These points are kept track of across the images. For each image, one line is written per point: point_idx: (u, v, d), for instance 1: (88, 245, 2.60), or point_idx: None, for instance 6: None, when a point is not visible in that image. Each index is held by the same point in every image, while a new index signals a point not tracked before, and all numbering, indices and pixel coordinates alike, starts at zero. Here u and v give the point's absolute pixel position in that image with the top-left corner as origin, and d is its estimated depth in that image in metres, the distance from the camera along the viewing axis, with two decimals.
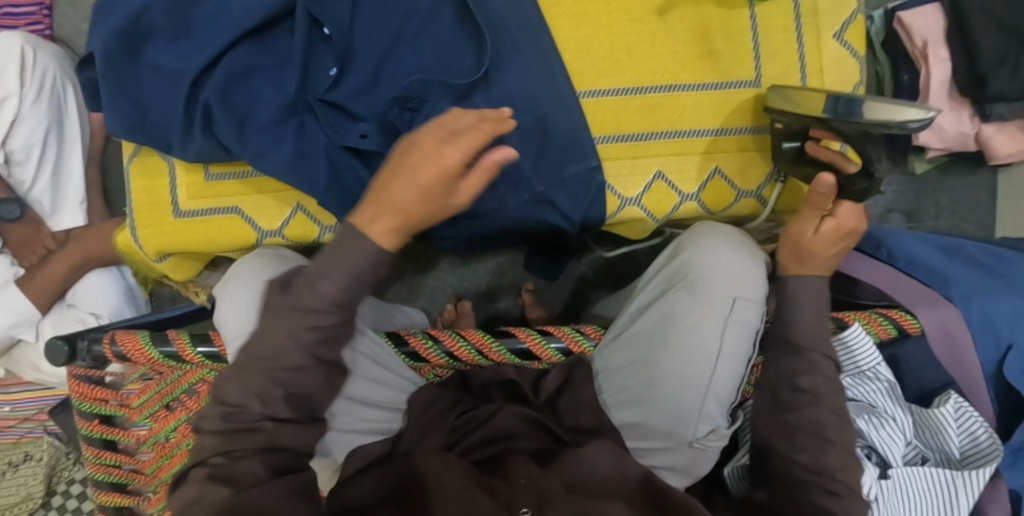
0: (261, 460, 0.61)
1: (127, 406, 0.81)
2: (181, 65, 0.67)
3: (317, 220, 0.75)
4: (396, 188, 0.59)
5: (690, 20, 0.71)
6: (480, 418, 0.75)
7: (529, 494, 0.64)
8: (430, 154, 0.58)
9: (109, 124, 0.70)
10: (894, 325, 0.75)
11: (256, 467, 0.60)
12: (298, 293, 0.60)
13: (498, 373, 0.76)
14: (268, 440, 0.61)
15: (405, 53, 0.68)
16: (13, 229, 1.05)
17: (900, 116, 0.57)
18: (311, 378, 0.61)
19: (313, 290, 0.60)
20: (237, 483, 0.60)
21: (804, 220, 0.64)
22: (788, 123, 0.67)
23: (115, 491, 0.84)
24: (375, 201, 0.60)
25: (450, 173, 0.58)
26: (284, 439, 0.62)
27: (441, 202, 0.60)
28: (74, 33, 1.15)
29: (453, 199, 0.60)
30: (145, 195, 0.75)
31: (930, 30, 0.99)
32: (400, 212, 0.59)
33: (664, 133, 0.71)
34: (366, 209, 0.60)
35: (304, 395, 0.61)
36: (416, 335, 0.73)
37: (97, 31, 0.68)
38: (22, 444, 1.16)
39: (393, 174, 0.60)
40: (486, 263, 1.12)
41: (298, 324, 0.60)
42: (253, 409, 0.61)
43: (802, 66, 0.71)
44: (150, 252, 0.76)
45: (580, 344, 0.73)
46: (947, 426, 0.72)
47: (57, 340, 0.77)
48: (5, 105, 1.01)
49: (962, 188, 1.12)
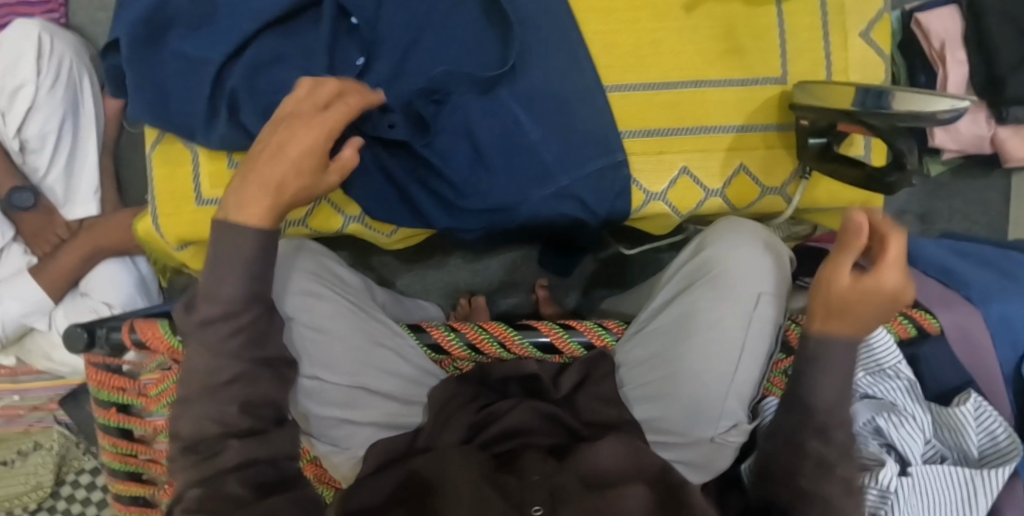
0: (238, 477, 0.59)
1: (144, 395, 0.81)
2: (206, 53, 0.67)
3: (340, 210, 0.75)
4: (267, 164, 0.59)
5: (717, 16, 0.71)
6: (497, 413, 0.73)
7: (541, 492, 0.64)
8: (301, 125, 0.59)
9: (133, 111, 0.70)
10: (913, 325, 0.76)
11: (233, 486, 0.58)
12: (200, 311, 0.59)
13: (519, 366, 0.74)
14: (237, 455, 0.59)
15: (431, 43, 0.68)
16: (26, 218, 1.05)
17: (933, 106, 0.57)
18: (261, 385, 0.60)
19: (218, 291, 0.58)
20: (217, 507, 0.57)
21: (835, 269, 0.59)
22: (815, 119, 0.67)
23: (131, 479, 0.84)
24: (244, 183, 0.59)
25: (320, 152, 0.60)
26: (256, 451, 0.60)
27: (316, 178, 0.61)
28: (90, 21, 1.14)
29: (326, 178, 0.61)
30: (165, 183, 0.74)
31: (947, 31, 0.99)
32: (273, 186, 0.59)
33: (689, 129, 0.71)
34: (239, 193, 0.59)
35: (260, 402, 0.61)
36: (439, 327, 0.75)
37: (122, 18, 0.68)
38: (32, 433, 1.16)
39: (264, 153, 0.59)
40: (500, 258, 1.12)
41: (216, 332, 0.59)
42: (226, 425, 0.59)
43: (828, 64, 0.71)
44: (170, 240, 0.76)
45: (602, 338, 0.75)
46: (968, 425, 0.72)
47: (77, 328, 0.77)
48: (21, 93, 1.00)
49: (976, 190, 1.12)
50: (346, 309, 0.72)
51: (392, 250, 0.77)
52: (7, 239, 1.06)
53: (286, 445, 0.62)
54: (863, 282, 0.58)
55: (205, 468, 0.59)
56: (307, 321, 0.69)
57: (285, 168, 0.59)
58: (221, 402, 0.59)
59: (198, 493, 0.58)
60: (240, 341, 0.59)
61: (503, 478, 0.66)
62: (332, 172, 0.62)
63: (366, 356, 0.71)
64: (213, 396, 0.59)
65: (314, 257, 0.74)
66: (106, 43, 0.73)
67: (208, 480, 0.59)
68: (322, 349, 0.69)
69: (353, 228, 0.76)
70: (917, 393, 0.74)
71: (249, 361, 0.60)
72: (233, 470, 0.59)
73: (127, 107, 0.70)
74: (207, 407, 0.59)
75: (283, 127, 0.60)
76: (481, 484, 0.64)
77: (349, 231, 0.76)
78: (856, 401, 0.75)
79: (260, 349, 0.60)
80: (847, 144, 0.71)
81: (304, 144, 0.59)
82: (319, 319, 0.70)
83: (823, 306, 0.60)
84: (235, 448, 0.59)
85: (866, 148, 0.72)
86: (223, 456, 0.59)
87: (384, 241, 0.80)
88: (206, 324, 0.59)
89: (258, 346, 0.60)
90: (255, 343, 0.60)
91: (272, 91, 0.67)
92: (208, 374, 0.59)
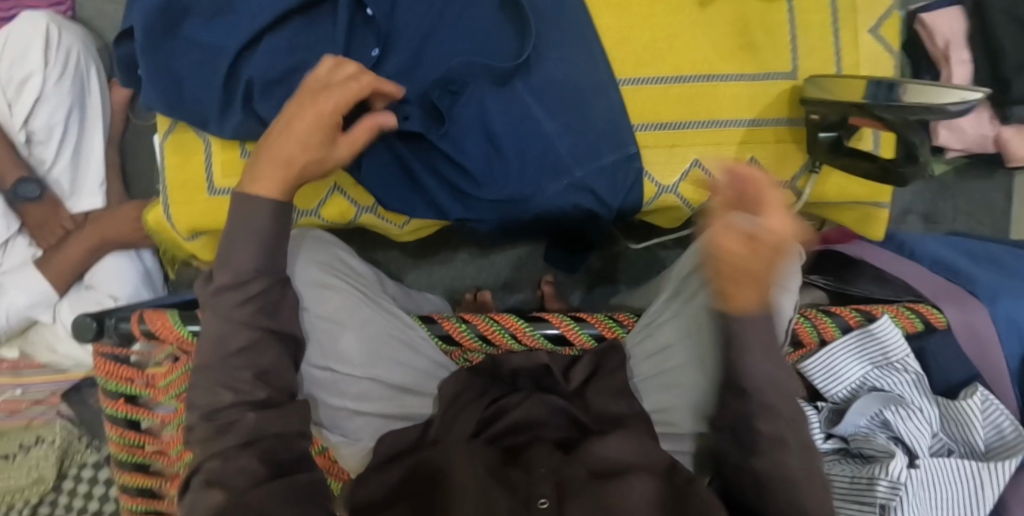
0: (254, 454, 0.60)
1: (152, 386, 0.80)
2: (223, 42, 0.67)
3: (354, 200, 0.76)
4: (282, 140, 0.61)
5: (729, 11, 0.72)
6: (507, 406, 0.75)
7: (548, 484, 0.66)
8: (309, 104, 0.61)
9: (148, 99, 0.70)
10: (921, 319, 0.76)
11: (251, 463, 0.60)
12: (215, 280, 0.61)
13: (531, 358, 0.74)
14: (251, 429, 0.60)
15: (446, 34, 0.68)
16: (30, 210, 1.04)
17: (942, 99, 0.58)
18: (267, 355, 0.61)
19: (226, 260, 0.61)
20: (229, 486, 0.59)
21: (721, 229, 0.51)
22: (826, 113, 0.67)
23: (138, 470, 0.84)
24: (264, 160, 0.61)
25: (328, 125, 0.61)
26: (268, 426, 0.61)
27: (326, 152, 0.62)
28: (96, 14, 1.14)
29: (335, 151, 0.63)
30: (177, 172, 0.74)
31: (952, 31, 1.00)
32: (285, 161, 0.61)
33: (701, 123, 0.72)
34: (258, 168, 0.61)
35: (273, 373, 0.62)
36: (450, 319, 0.74)
37: (138, 6, 0.69)
38: (34, 427, 1.15)
39: (281, 129, 0.61)
40: (506, 254, 1.12)
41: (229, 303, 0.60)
42: (238, 394, 0.61)
43: (839, 59, 0.72)
44: (181, 230, 0.77)
45: (613, 330, 0.74)
46: (973, 418, 0.73)
47: (86, 317, 0.78)
48: (28, 84, 1.00)
49: (979, 189, 1.13)
50: (361, 301, 0.72)
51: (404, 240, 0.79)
52: (13, 231, 1.06)
53: (299, 424, 0.63)
54: (757, 240, 0.51)
55: (218, 447, 0.60)
56: (321, 311, 0.70)
57: (297, 144, 0.61)
58: (231, 370, 0.60)
59: (212, 467, 0.60)
60: (252, 308, 0.61)
61: (510, 471, 0.67)
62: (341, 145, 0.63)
63: (377, 347, 0.71)
64: (232, 370, 0.61)
65: (328, 248, 0.74)
66: (120, 32, 0.74)
67: (219, 456, 0.60)
68: (333, 339, 0.70)
69: (366, 218, 0.78)
70: (925, 386, 0.76)
71: (258, 329, 0.61)
72: (245, 447, 0.60)
73: (142, 95, 0.71)
74: (226, 385, 0.60)
75: (297, 104, 0.61)
76: (487, 479, 0.65)
77: (361, 222, 0.78)
78: (864, 394, 0.75)
79: (269, 319, 0.62)
80: (856, 138, 0.72)
81: (314, 121, 0.61)
82: (332, 310, 0.70)
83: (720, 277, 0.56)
84: (254, 427, 0.60)
85: (875, 142, 0.73)
86: (237, 427, 0.60)
87: (395, 231, 0.81)
88: (220, 292, 0.60)
89: (273, 316, 0.62)
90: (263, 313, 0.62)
91: (289, 83, 0.68)
92: (219, 345, 0.60)
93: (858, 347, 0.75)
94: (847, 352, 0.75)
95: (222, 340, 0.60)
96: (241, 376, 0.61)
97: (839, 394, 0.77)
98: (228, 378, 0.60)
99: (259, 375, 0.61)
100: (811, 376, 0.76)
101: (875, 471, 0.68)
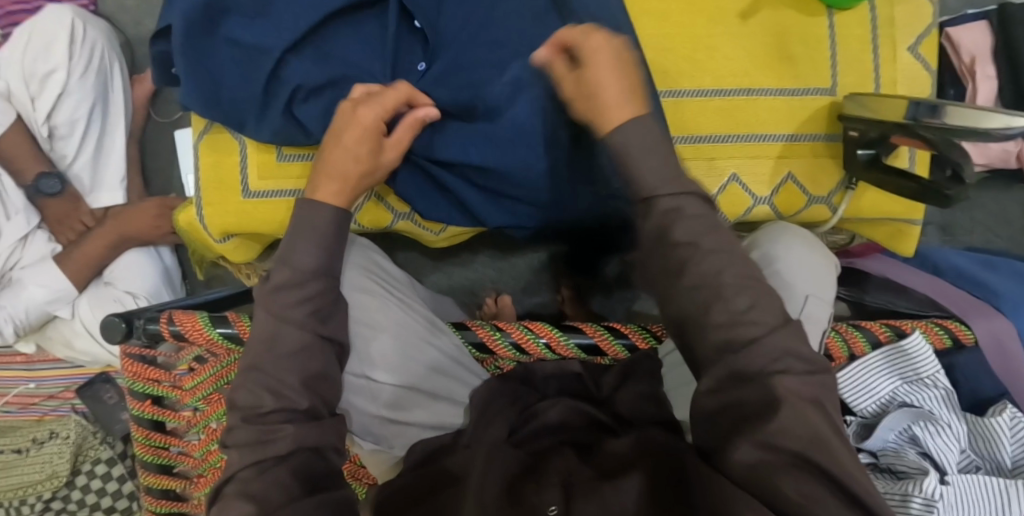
0: (288, 467, 0.58)
1: (179, 388, 0.80)
2: (265, 42, 0.67)
3: (391, 207, 0.78)
4: (330, 153, 0.65)
5: (770, 25, 0.72)
6: (539, 412, 0.73)
7: (557, 490, 0.61)
8: (349, 117, 0.65)
9: (185, 99, 0.70)
10: (949, 335, 0.77)
11: (283, 475, 0.58)
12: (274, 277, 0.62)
13: (562, 367, 0.77)
14: (292, 441, 0.59)
15: (488, 42, 0.69)
16: (51, 205, 1.04)
17: (983, 123, 0.58)
18: (317, 361, 0.61)
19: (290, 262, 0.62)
20: (265, 501, 0.56)
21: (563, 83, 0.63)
22: (865, 130, 0.68)
23: (162, 473, 0.83)
24: (315, 175, 0.65)
25: (373, 133, 0.65)
26: (306, 436, 0.60)
27: (376, 157, 0.66)
28: (118, 9, 1.14)
29: (383, 155, 0.67)
30: (212, 173, 0.74)
31: (978, 47, 1.00)
32: (338, 172, 0.64)
33: (740, 136, 0.72)
34: (311, 182, 0.65)
35: (318, 378, 0.61)
36: (483, 326, 0.74)
37: (177, 7, 0.68)
38: (46, 422, 1.17)
39: (328, 143, 0.65)
40: (526, 258, 1.12)
41: (284, 301, 0.61)
42: (281, 400, 0.60)
43: (878, 77, 0.72)
44: (214, 232, 0.76)
45: (646, 342, 0.75)
46: (1002, 434, 0.74)
47: (114, 317, 0.76)
48: (53, 78, 1.00)
49: (999, 203, 1.13)
50: (394, 304, 0.74)
51: (439, 247, 0.81)
52: (32, 225, 1.06)
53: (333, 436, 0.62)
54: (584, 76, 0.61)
55: (256, 459, 0.59)
56: (356, 314, 0.71)
57: (345, 155, 0.65)
58: (280, 372, 0.60)
59: (248, 477, 0.58)
60: (309, 309, 0.62)
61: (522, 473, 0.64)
62: (388, 151, 0.67)
63: (407, 351, 0.72)
64: (273, 377, 0.60)
65: (369, 256, 0.77)
66: (156, 30, 0.73)
67: (258, 467, 0.59)
68: (368, 343, 0.71)
69: (402, 224, 0.80)
70: (954, 402, 0.76)
71: (313, 329, 0.61)
72: (281, 460, 0.59)
73: (179, 95, 0.70)
74: (268, 388, 0.60)
75: (338, 120, 0.66)
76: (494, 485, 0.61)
77: (397, 228, 0.80)
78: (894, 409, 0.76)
79: (324, 324, 0.63)
80: (893, 156, 0.72)
81: (356, 131, 0.65)
82: (366, 313, 0.72)
83: (587, 115, 0.62)
84: (293, 438, 0.59)
85: (911, 159, 0.73)
86: (272, 444, 0.59)
87: (430, 239, 0.83)
88: (277, 290, 0.62)
89: (326, 322, 0.63)
90: (318, 315, 0.62)
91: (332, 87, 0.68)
92: (266, 346, 0.61)
93: (889, 363, 0.76)
94: (877, 367, 0.76)
95: (268, 342, 0.61)
96: (282, 381, 0.60)
97: (868, 409, 0.77)
98: (270, 382, 0.60)
99: (304, 381, 0.61)
100: (842, 391, 0.77)
101: (909, 487, 0.69)
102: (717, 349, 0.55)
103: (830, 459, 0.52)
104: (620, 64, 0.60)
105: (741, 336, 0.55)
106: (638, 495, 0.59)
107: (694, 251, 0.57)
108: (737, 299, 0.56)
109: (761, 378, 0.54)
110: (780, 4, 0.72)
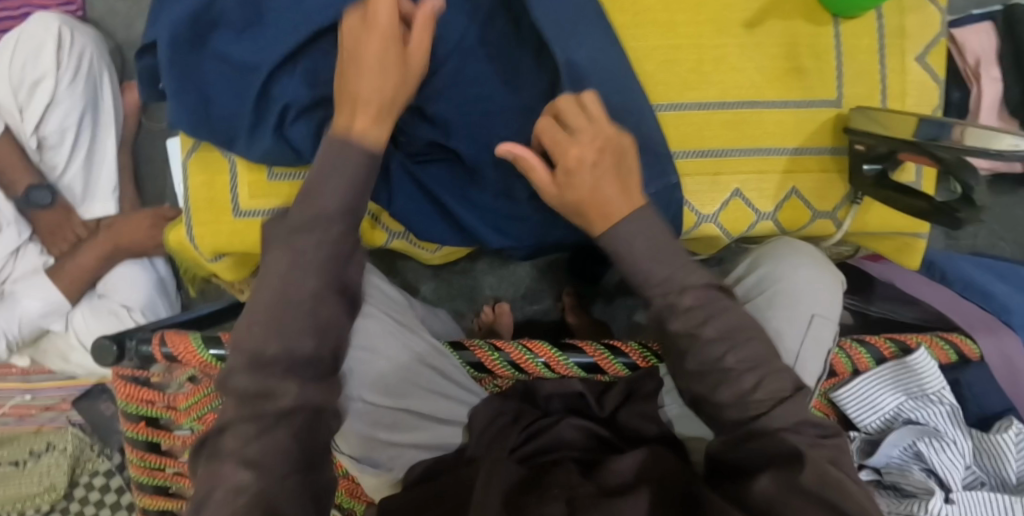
0: None
1: (173, 408, 0.79)
2: (255, 59, 0.65)
3: (386, 226, 0.77)
4: (357, 78, 0.60)
5: (776, 35, 0.70)
6: (544, 429, 0.72)
7: (559, 503, 0.60)
8: (364, 33, 0.61)
9: (175, 119, 0.68)
10: (955, 350, 0.75)
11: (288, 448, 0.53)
12: (291, 218, 0.56)
13: (564, 385, 0.75)
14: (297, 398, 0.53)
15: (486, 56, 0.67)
16: (42, 216, 1.02)
17: (994, 144, 0.57)
18: None
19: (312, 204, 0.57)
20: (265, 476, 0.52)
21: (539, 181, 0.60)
22: (875, 146, 0.66)
23: (157, 493, 0.84)
24: (347, 104, 0.60)
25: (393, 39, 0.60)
26: None
27: (403, 69, 0.61)
28: (107, 13, 1.11)
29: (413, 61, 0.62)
30: (203, 192, 0.73)
31: (983, 48, 0.98)
32: (372, 93, 0.60)
33: (744, 150, 0.71)
34: (346, 112, 0.60)
35: None
36: (481, 346, 0.73)
37: (163, 22, 0.66)
38: (44, 433, 1.14)
39: (350, 66, 0.61)
40: (525, 265, 1.10)
41: None
42: None
43: (885, 89, 0.71)
44: (205, 251, 0.75)
45: (648, 361, 0.73)
46: (1008, 451, 0.73)
47: (105, 340, 0.74)
48: (41, 88, 0.98)
49: (1003, 207, 1.11)
50: (391, 328, 0.74)
51: (434, 264, 0.80)
52: (24, 237, 1.05)
53: None
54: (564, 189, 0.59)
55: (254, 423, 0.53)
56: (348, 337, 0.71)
57: (372, 71, 0.60)
58: None
59: (246, 434, 0.52)
60: None
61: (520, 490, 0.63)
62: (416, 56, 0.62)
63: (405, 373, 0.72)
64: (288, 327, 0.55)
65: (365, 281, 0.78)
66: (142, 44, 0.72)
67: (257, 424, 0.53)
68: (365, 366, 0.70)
69: (397, 242, 0.79)
70: (959, 418, 0.75)
71: None
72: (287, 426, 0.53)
73: (167, 114, 0.68)
74: None
75: (351, 38, 0.61)
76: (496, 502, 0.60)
77: (393, 246, 0.79)
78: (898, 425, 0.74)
79: None
80: (899, 170, 0.71)
81: (372, 43, 0.60)
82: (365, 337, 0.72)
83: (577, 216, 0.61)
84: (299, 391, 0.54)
85: (918, 174, 0.71)
86: None
87: (426, 256, 0.82)
88: (295, 232, 0.56)
89: None
90: None
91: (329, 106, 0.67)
92: None
93: (893, 378, 0.74)
94: (882, 383, 0.74)
95: None
96: None
97: (872, 425, 0.76)
98: (280, 334, 0.54)
99: None
100: (845, 406, 0.75)
101: (915, 507, 0.68)
102: (738, 423, 0.56)
103: (830, 485, 0.51)
104: (601, 169, 0.58)
105: (749, 411, 0.55)
106: (646, 510, 0.58)
107: (693, 343, 0.56)
108: (744, 379, 0.56)
109: (771, 435, 0.55)
110: (788, 14, 0.71)
